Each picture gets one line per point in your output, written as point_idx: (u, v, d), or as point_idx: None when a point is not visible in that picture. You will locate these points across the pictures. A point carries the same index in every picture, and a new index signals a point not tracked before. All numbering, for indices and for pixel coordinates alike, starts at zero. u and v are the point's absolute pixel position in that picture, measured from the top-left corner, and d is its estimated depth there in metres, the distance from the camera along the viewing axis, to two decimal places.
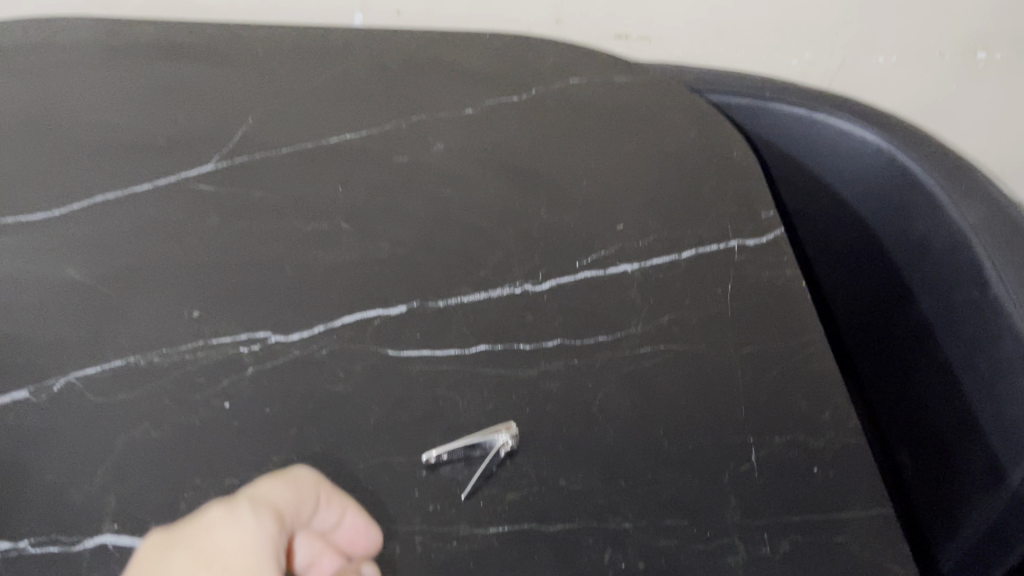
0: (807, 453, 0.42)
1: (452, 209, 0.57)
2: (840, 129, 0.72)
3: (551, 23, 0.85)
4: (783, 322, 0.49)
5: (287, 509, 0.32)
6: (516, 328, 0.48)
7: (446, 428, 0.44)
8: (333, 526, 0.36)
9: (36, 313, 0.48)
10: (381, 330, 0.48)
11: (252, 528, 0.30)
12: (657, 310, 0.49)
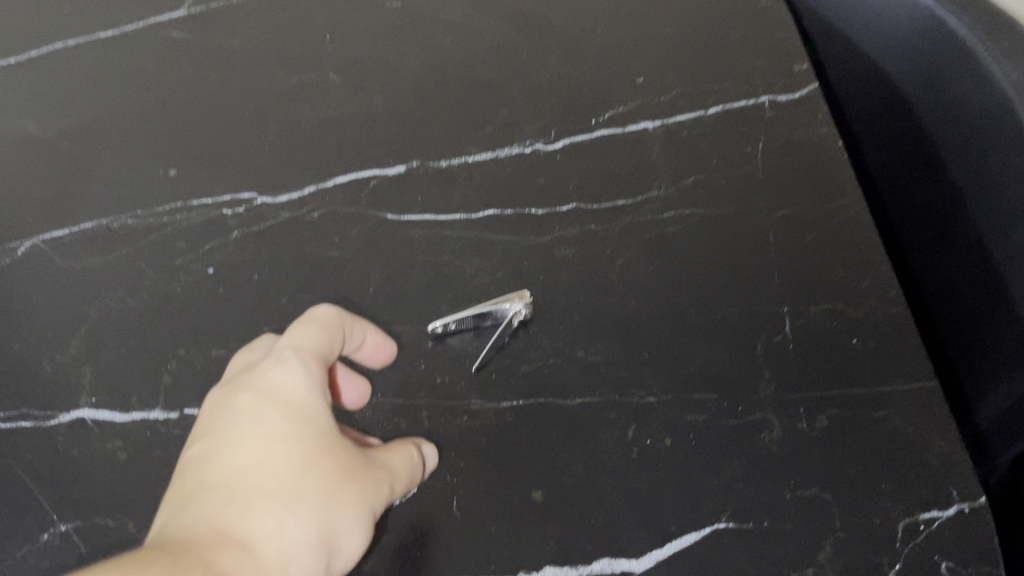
0: (847, 324, 0.38)
1: (454, 58, 0.50)
2: None
3: None
4: (823, 181, 0.44)
5: (325, 352, 0.34)
6: (526, 190, 0.44)
7: (452, 297, 0.40)
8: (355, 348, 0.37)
9: (6, 178, 0.45)
10: (378, 192, 0.44)
11: (300, 372, 0.31)
12: (682, 172, 0.45)
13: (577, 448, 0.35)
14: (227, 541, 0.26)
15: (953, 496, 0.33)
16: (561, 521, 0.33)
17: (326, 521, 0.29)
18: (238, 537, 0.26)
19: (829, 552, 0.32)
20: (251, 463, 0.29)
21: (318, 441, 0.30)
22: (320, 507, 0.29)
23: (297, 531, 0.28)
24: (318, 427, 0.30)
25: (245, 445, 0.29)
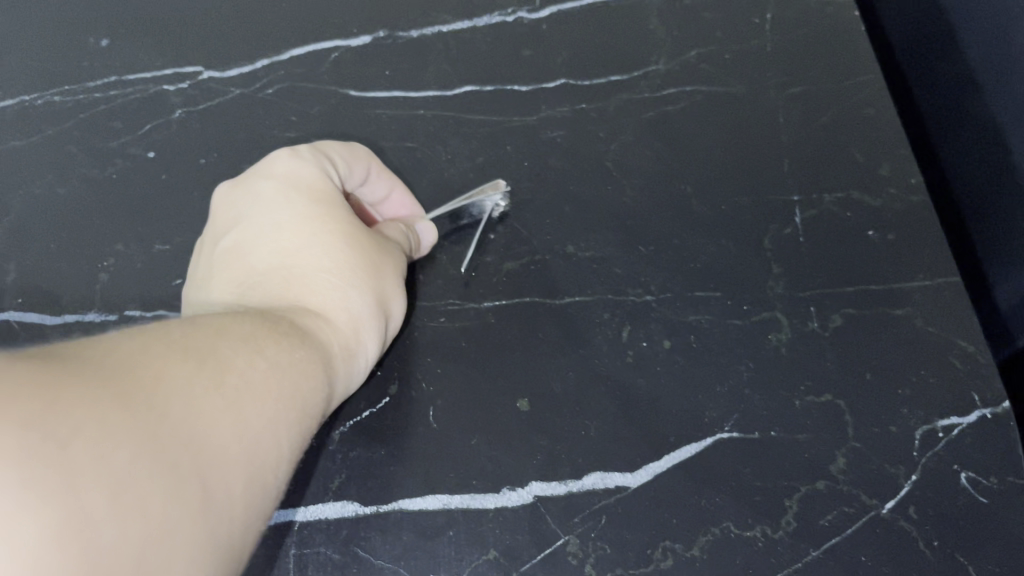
0: (862, 214, 0.35)
1: None
2: None
3: None
4: (838, 56, 0.40)
5: (341, 161, 0.32)
6: (509, 65, 0.39)
7: (428, 187, 0.36)
8: (379, 201, 0.34)
9: None
10: (341, 65, 0.39)
11: (315, 165, 0.30)
12: (683, 44, 0.40)
13: (568, 352, 0.32)
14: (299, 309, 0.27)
15: (975, 401, 0.30)
16: (548, 432, 0.30)
17: (380, 290, 0.30)
18: (305, 310, 0.27)
19: (842, 462, 0.29)
20: (293, 247, 0.28)
21: (350, 223, 0.30)
22: (371, 280, 0.29)
23: (359, 299, 0.28)
24: (346, 212, 0.30)
25: (287, 224, 0.29)
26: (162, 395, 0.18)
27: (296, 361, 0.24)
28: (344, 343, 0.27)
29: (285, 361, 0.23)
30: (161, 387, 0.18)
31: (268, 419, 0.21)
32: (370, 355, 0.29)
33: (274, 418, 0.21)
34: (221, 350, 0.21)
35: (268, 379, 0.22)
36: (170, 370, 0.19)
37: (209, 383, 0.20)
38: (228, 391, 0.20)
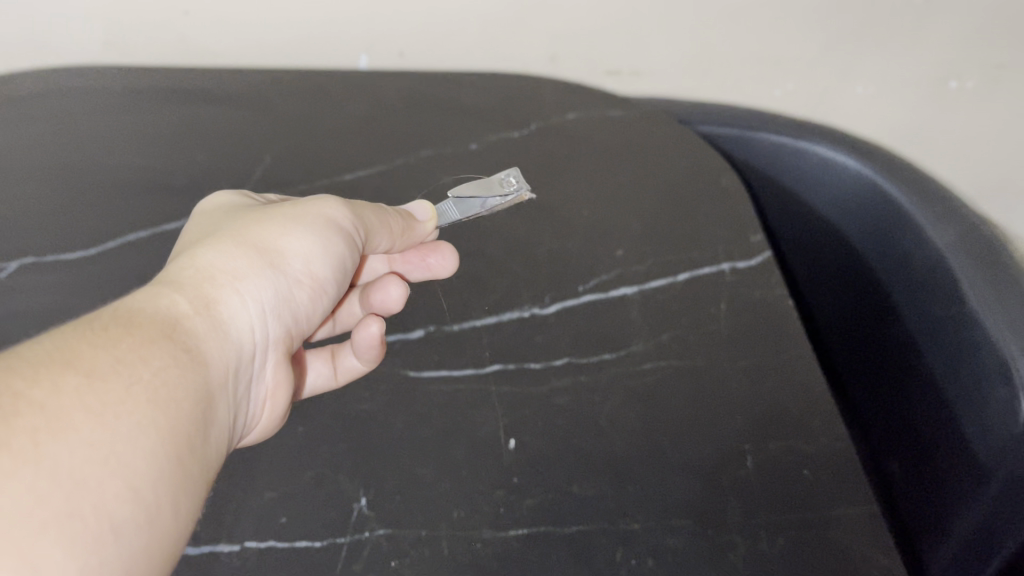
0: (800, 458, 0.45)
1: (463, 237, 0.61)
2: (819, 157, 0.78)
3: (546, 61, 0.92)
4: (775, 334, 0.53)
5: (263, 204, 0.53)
6: (526, 348, 0.52)
7: (466, 441, 0.47)
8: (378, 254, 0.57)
9: None
10: (401, 354, 0.53)
11: (228, 205, 0.51)
12: (657, 330, 0.53)
13: (576, 569, 0.42)
14: (177, 270, 0.42)
15: None
16: None
17: (259, 238, 0.45)
18: (169, 286, 0.40)
19: None
20: (197, 237, 0.46)
21: (238, 215, 0.48)
22: (238, 236, 0.45)
23: (225, 245, 0.44)
24: (241, 212, 0.49)
25: (198, 230, 0.48)
26: (50, 426, 0.29)
27: (185, 350, 0.37)
28: (196, 297, 0.40)
29: (176, 349, 0.37)
30: (50, 423, 0.29)
31: (156, 410, 0.33)
32: (253, 285, 0.43)
33: (134, 416, 0.32)
34: (98, 363, 0.33)
35: (153, 372, 0.35)
36: (54, 398, 0.30)
37: (77, 398, 0.31)
38: (105, 400, 0.32)
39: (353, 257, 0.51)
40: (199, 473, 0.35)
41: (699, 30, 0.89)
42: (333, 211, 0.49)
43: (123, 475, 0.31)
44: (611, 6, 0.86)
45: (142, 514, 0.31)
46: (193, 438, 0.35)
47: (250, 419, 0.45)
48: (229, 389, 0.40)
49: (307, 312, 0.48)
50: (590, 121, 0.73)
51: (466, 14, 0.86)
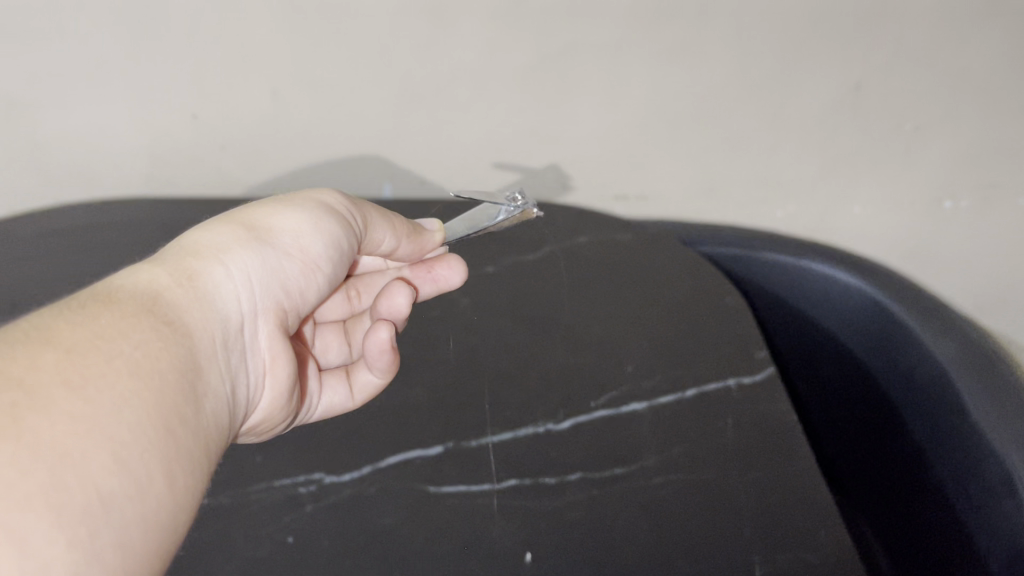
0: (807, 569, 0.47)
1: (480, 355, 0.65)
2: (820, 275, 0.83)
3: (558, 188, 0.98)
4: (781, 447, 0.55)
5: None
6: (541, 463, 0.55)
7: (485, 554, 0.49)
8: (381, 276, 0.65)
9: None
10: (422, 469, 0.55)
11: None
12: (666, 444, 0.55)
13: None
14: (167, 251, 0.48)
15: None
16: None
17: (254, 217, 0.53)
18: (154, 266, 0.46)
19: None
20: None
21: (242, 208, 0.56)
22: (235, 215, 0.52)
23: (223, 222, 0.51)
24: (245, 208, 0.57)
25: None
26: (31, 401, 0.34)
27: (166, 322, 0.43)
28: (180, 271, 0.46)
29: (157, 327, 0.42)
30: (30, 398, 0.34)
31: (136, 386, 0.38)
32: (243, 250, 0.50)
33: (116, 391, 0.37)
34: (82, 344, 0.38)
35: (135, 350, 0.39)
36: (34, 374, 0.35)
37: (58, 369, 0.36)
38: (85, 375, 0.37)
39: (348, 238, 0.58)
40: (188, 440, 0.40)
41: (702, 158, 0.95)
42: (325, 196, 0.58)
43: (108, 447, 0.35)
44: (618, 138, 0.93)
45: (131, 484, 0.36)
46: (179, 407, 0.40)
47: (254, 385, 0.51)
48: (218, 356, 0.46)
49: (301, 286, 0.54)
50: (599, 249, 0.79)
51: (483, 149, 0.92)
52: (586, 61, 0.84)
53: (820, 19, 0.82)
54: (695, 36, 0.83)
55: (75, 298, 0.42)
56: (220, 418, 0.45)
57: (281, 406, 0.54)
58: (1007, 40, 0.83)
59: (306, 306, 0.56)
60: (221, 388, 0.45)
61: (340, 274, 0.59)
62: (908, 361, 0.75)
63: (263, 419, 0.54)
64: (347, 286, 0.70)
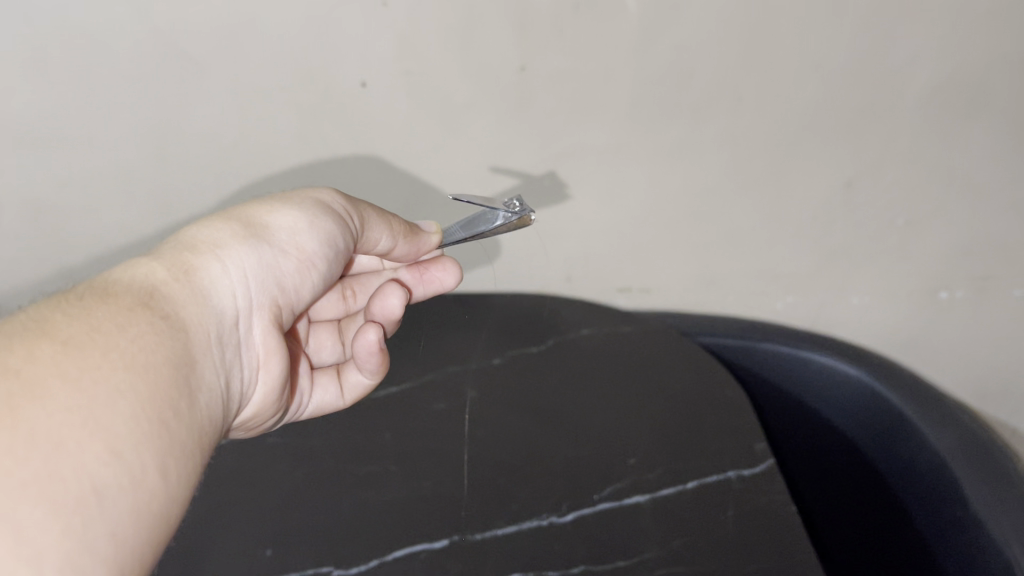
0: None
1: (485, 448, 0.66)
2: (820, 364, 0.89)
3: (563, 281, 1.02)
4: (780, 541, 0.56)
5: None
6: (544, 556, 0.56)
7: None
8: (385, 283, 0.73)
9: None
10: (428, 561, 0.56)
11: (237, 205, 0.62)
12: (668, 536, 0.57)
13: None
14: (165, 245, 0.50)
15: None
16: None
17: (250, 216, 0.55)
18: (146, 266, 0.47)
19: None
20: None
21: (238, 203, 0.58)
22: (229, 215, 0.54)
23: (216, 221, 0.53)
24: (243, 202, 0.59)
25: None
26: (25, 391, 0.34)
27: (163, 316, 0.43)
28: (172, 267, 0.47)
29: (152, 322, 0.42)
30: (27, 388, 0.34)
31: (131, 376, 0.38)
32: (235, 250, 0.51)
33: (108, 382, 0.37)
34: (75, 336, 0.38)
35: (129, 343, 0.40)
36: (30, 366, 0.35)
37: (51, 364, 0.36)
38: (80, 367, 0.36)
39: (344, 237, 0.60)
40: (182, 433, 0.40)
41: (701, 251, 0.99)
42: (322, 196, 0.60)
43: (103, 439, 0.35)
44: (619, 234, 0.96)
45: (126, 475, 0.35)
46: (173, 400, 0.40)
47: (246, 379, 0.53)
48: (212, 348, 0.47)
49: (295, 283, 0.56)
50: (602, 342, 0.82)
51: (490, 245, 0.96)
52: (587, 163, 0.88)
53: (811, 124, 0.86)
54: (691, 139, 0.87)
55: (75, 291, 0.43)
56: (214, 411, 0.46)
57: (272, 396, 0.57)
58: (989, 142, 0.87)
59: (300, 302, 0.59)
60: (215, 381, 0.47)
61: (335, 272, 0.61)
62: (909, 451, 0.78)
63: (255, 411, 0.57)
64: (344, 285, 0.75)
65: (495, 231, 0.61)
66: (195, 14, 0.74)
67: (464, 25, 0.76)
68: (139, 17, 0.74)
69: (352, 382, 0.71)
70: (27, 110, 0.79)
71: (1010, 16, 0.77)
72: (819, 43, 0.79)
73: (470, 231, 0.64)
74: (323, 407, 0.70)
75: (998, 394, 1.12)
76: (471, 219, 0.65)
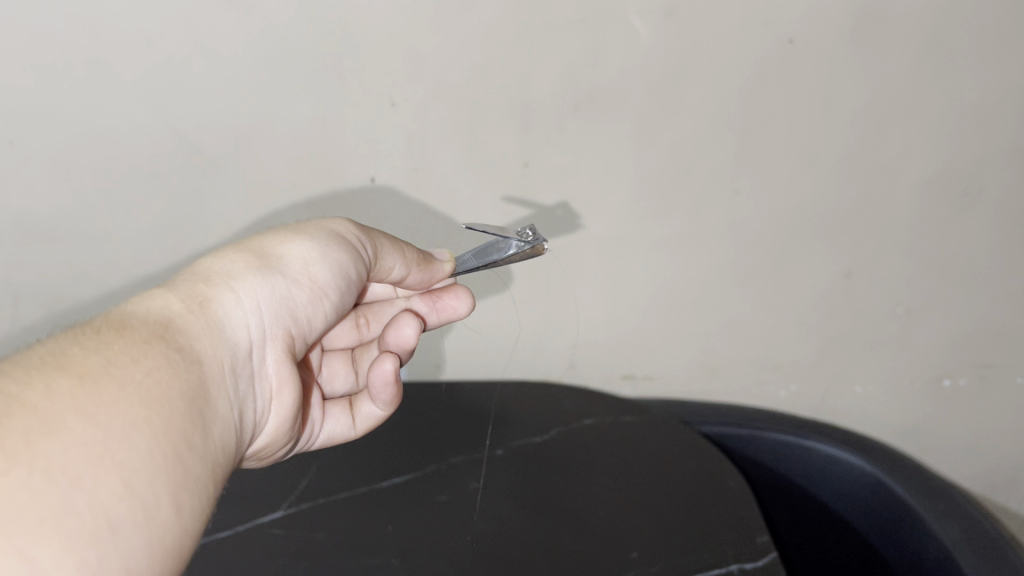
0: None
1: (487, 541, 0.66)
2: (824, 454, 0.91)
3: (566, 368, 1.02)
4: None
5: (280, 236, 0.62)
6: None
7: None
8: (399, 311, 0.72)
9: None
10: None
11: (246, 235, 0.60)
12: None
13: None
14: (178, 277, 0.48)
15: None
16: None
17: (263, 247, 0.53)
18: (162, 294, 0.45)
19: None
20: None
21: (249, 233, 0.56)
22: (241, 245, 0.52)
23: (227, 253, 0.51)
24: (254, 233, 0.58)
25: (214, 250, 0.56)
26: (42, 425, 0.33)
27: (179, 348, 0.42)
28: (185, 299, 0.46)
29: (170, 352, 0.41)
30: (41, 423, 0.33)
31: (147, 407, 0.37)
32: (248, 282, 0.50)
33: (122, 415, 0.36)
34: (90, 366, 0.37)
35: (146, 373, 0.39)
36: (46, 399, 0.34)
37: (66, 396, 0.35)
38: (96, 401, 0.36)
39: (359, 266, 0.58)
40: (196, 468, 0.39)
41: (704, 338, 1.00)
42: (337, 225, 0.58)
43: (117, 474, 0.34)
44: (622, 321, 0.98)
45: (139, 511, 0.34)
46: (188, 434, 0.39)
47: (258, 412, 0.51)
48: (224, 383, 0.45)
49: (310, 314, 0.55)
50: (604, 431, 0.82)
51: (494, 333, 0.98)
52: (589, 254, 0.90)
53: (808, 215, 0.88)
54: (690, 230, 0.89)
55: (89, 322, 0.42)
56: (226, 444, 0.44)
57: (284, 431, 0.55)
58: (984, 233, 0.89)
59: (314, 332, 0.57)
60: (229, 416, 0.45)
61: (349, 301, 0.59)
62: (916, 543, 0.80)
63: (266, 443, 0.55)
64: (357, 313, 0.74)
65: (508, 261, 0.60)
66: (212, 119, 0.76)
67: (469, 125, 0.78)
68: (157, 121, 0.75)
69: (365, 412, 0.70)
70: (41, 211, 0.81)
71: (997, 114, 0.80)
72: (813, 139, 0.81)
73: (482, 260, 0.62)
74: (335, 436, 0.69)
75: (1005, 479, 1.12)
76: (484, 247, 0.64)
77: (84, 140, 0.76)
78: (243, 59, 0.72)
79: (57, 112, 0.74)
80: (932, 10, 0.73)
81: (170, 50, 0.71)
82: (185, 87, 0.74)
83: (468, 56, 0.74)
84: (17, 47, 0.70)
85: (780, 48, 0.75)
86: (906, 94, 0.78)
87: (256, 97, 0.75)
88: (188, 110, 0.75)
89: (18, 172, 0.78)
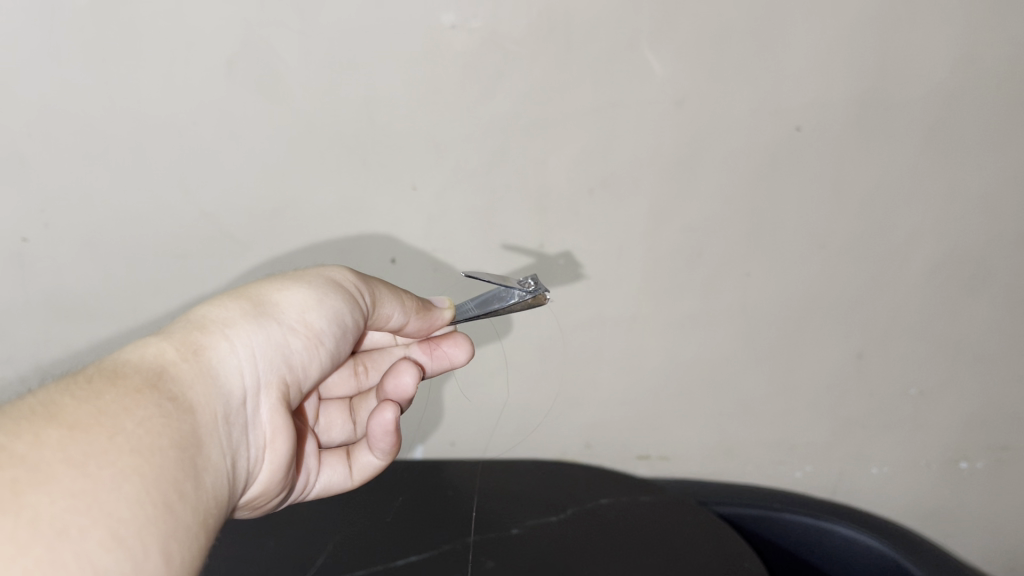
0: None
1: None
2: (843, 535, 0.92)
3: (583, 447, 1.03)
4: None
5: None
6: None
7: None
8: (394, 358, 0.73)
9: None
10: None
11: None
12: None
13: None
14: (176, 325, 0.50)
15: None
16: None
17: (260, 295, 0.55)
18: (156, 343, 0.47)
19: None
20: None
21: None
22: (239, 293, 0.54)
23: (226, 303, 0.53)
24: None
25: None
26: (29, 476, 0.34)
27: (172, 397, 0.44)
28: (179, 348, 0.47)
29: (163, 402, 0.43)
30: (30, 474, 0.34)
31: (137, 457, 0.39)
32: (242, 329, 0.51)
33: (110, 465, 0.37)
34: (80, 416, 0.39)
35: (137, 423, 0.40)
36: (35, 450, 0.35)
37: (52, 446, 0.36)
38: (86, 452, 0.37)
39: (355, 314, 0.60)
40: (187, 518, 0.40)
41: (719, 418, 1.01)
42: (334, 274, 0.60)
43: (107, 524, 0.35)
44: (637, 400, 0.99)
45: (128, 561, 0.35)
46: (180, 484, 0.40)
47: (253, 461, 0.52)
48: (218, 430, 0.47)
49: (305, 362, 0.56)
50: (620, 509, 0.82)
51: (509, 414, 0.98)
52: (604, 333, 0.92)
53: (819, 297, 0.89)
54: (703, 310, 0.90)
55: (85, 372, 0.43)
56: (220, 494, 0.45)
57: (277, 480, 0.56)
58: (993, 316, 0.90)
59: (310, 380, 0.58)
60: (222, 465, 0.46)
61: (345, 349, 0.61)
62: None
63: (259, 492, 0.56)
64: (356, 362, 0.76)
65: (510, 309, 0.61)
66: (240, 203, 0.79)
67: (488, 208, 0.81)
68: (189, 205, 0.79)
69: (362, 462, 0.71)
70: (73, 289, 0.84)
71: (999, 200, 0.82)
72: (821, 223, 0.84)
73: (482, 308, 0.63)
74: (332, 486, 0.70)
75: None
76: (483, 297, 0.65)
77: (117, 223, 0.79)
78: (274, 146, 0.76)
79: (94, 197, 0.77)
80: (934, 100, 0.76)
81: (204, 137, 0.75)
82: (217, 173, 0.77)
83: (489, 143, 0.77)
84: (60, 134, 0.73)
85: (787, 135, 0.78)
86: (910, 178, 0.81)
87: (285, 183, 0.78)
88: (217, 194, 0.78)
89: (54, 252, 0.81)
